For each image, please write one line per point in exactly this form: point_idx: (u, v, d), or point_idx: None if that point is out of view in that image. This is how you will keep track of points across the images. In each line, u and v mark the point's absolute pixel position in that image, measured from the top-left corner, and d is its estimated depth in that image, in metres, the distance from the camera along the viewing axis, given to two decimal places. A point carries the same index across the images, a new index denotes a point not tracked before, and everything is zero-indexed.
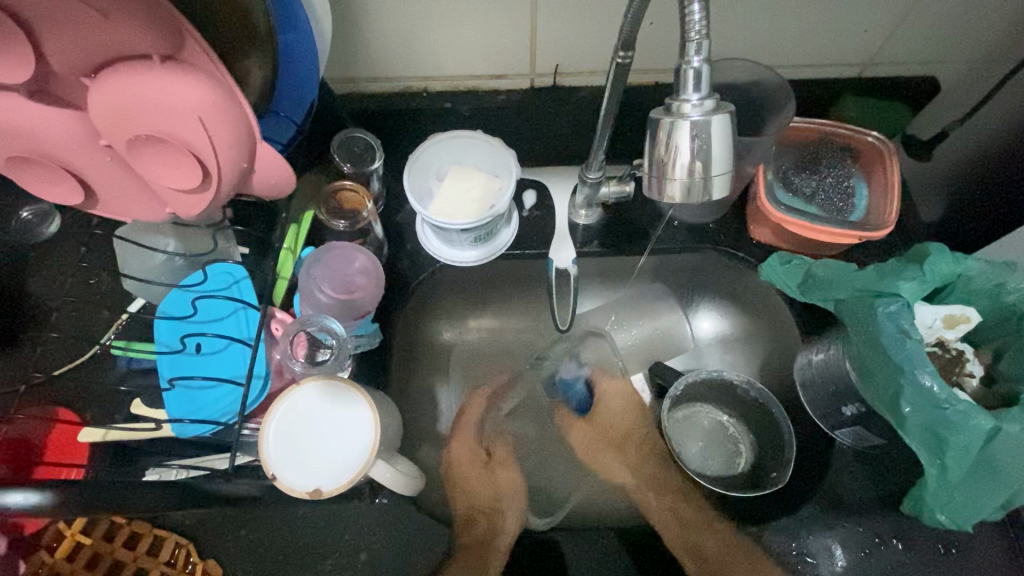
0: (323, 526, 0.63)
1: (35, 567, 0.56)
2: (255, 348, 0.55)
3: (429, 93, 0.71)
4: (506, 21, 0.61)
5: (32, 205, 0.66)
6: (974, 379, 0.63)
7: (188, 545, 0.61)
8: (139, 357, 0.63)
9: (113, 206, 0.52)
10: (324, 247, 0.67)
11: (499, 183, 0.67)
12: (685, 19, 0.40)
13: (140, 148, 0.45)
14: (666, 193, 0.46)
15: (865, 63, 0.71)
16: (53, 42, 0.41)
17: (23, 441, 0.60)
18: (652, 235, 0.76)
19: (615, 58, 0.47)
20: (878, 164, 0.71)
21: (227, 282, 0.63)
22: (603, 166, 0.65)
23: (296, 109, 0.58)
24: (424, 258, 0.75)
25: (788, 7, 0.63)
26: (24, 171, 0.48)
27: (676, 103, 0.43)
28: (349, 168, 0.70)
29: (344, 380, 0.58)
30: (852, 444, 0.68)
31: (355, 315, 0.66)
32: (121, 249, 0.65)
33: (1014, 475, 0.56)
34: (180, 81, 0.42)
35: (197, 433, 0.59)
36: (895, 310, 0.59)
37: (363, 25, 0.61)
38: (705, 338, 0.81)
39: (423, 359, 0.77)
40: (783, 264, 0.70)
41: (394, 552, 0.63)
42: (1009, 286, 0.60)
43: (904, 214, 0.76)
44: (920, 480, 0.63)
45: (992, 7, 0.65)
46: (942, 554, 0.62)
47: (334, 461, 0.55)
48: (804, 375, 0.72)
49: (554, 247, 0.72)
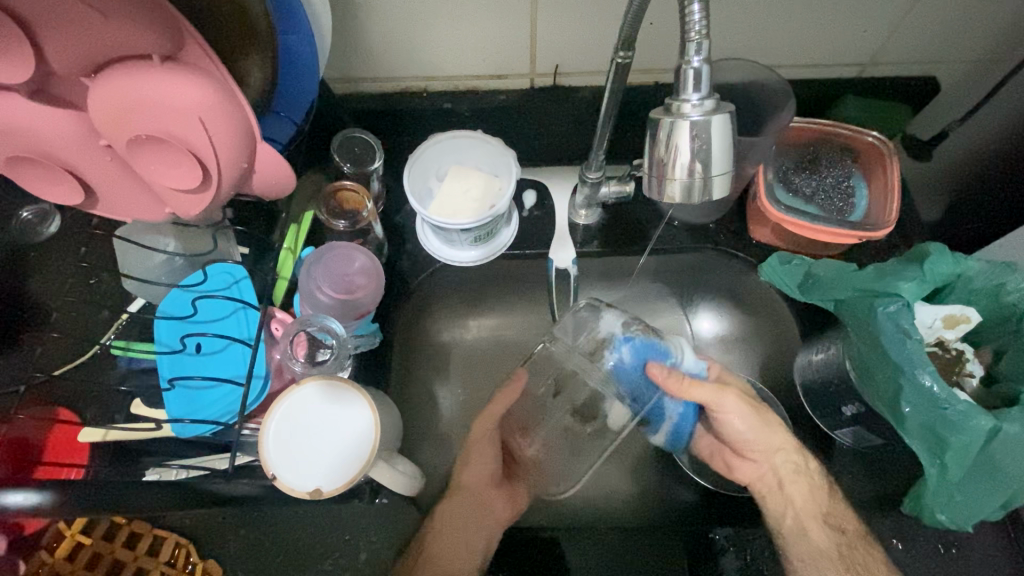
0: (322, 526, 0.63)
1: (35, 566, 0.57)
2: (255, 348, 0.55)
3: (429, 93, 0.71)
4: (506, 21, 0.61)
5: (33, 205, 0.66)
6: (974, 379, 0.63)
7: (188, 545, 0.61)
8: (138, 357, 0.64)
9: (113, 206, 0.52)
10: (324, 246, 0.66)
11: (501, 183, 0.67)
12: (685, 19, 0.40)
13: (141, 148, 0.45)
14: (666, 193, 0.46)
15: (866, 64, 0.71)
16: (53, 42, 0.41)
17: (22, 441, 0.60)
18: (653, 234, 0.76)
19: (615, 58, 0.47)
20: (878, 164, 0.71)
21: (226, 282, 0.63)
22: (603, 166, 0.65)
23: (296, 108, 0.58)
24: (424, 258, 0.74)
25: (789, 6, 0.63)
26: (23, 171, 0.48)
27: (676, 103, 0.43)
28: (349, 168, 0.70)
29: (343, 380, 0.58)
30: (852, 444, 0.69)
31: (355, 315, 0.66)
32: (121, 248, 0.65)
33: (1014, 475, 0.56)
34: (180, 81, 0.42)
35: (197, 433, 0.59)
36: (894, 310, 0.59)
37: (363, 25, 0.61)
38: (706, 337, 0.82)
39: (423, 359, 0.77)
40: (783, 264, 0.70)
41: (393, 553, 0.63)
42: (1008, 287, 0.60)
43: (904, 214, 0.76)
44: (920, 480, 0.63)
45: (993, 7, 0.64)
46: (942, 554, 0.62)
47: (334, 461, 0.55)
48: (804, 375, 0.72)
49: (554, 247, 0.73)
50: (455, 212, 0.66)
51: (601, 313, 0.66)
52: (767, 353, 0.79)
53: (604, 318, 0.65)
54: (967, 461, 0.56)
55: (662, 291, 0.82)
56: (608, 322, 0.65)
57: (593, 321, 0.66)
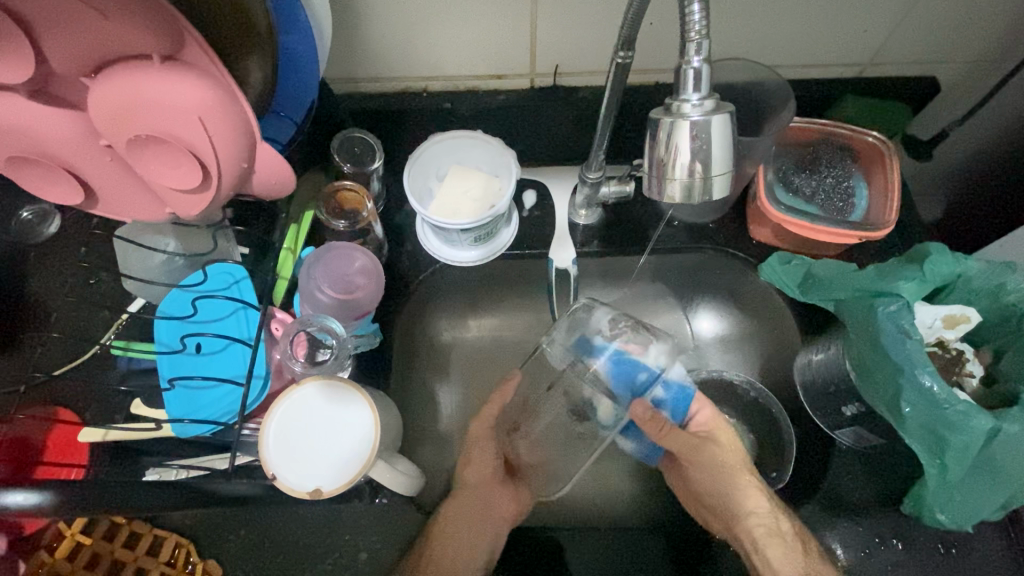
0: (322, 524, 0.63)
1: (35, 566, 0.57)
2: (255, 348, 0.55)
3: (429, 93, 0.71)
4: (506, 21, 0.61)
5: (33, 205, 0.66)
6: (974, 379, 0.63)
7: (189, 545, 0.61)
8: (139, 357, 0.63)
9: (112, 206, 0.52)
10: (324, 246, 0.66)
11: (501, 184, 0.67)
12: (685, 19, 0.40)
13: (140, 148, 0.45)
14: (666, 193, 0.46)
15: (865, 64, 0.71)
16: (53, 41, 0.41)
17: (23, 441, 0.60)
18: (653, 234, 0.76)
19: (615, 58, 0.47)
20: (878, 165, 0.71)
21: (227, 282, 0.63)
22: (603, 166, 0.65)
23: (296, 108, 0.58)
24: (424, 258, 0.74)
25: (789, 6, 0.63)
26: (24, 171, 0.48)
27: (676, 103, 0.43)
28: (349, 168, 0.70)
29: (343, 379, 0.58)
30: (852, 444, 0.68)
31: (355, 315, 0.66)
32: (121, 249, 0.65)
33: (1014, 475, 0.56)
34: (180, 81, 0.42)
35: (197, 433, 0.59)
36: (895, 310, 0.59)
37: (363, 25, 0.61)
38: (706, 338, 0.83)
39: (423, 358, 0.77)
40: (783, 264, 0.70)
41: (393, 553, 0.63)
42: (1008, 286, 0.61)
43: (904, 214, 0.76)
44: (920, 479, 0.63)
45: (993, 7, 0.64)
46: (942, 554, 0.62)
47: (334, 461, 0.55)
48: (805, 375, 0.72)
49: (554, 247, 0.73)
50: (456, 212, 0.66)
51: (594, 313, 0.68)
52: (767, 353, 0.79)
53: (596, 317, 0.68)
54: (967, 461, 0.56)
55: (661, 292, 0.83)
56: (597, 321, 0.68)
57: (585, 322, 0.68)
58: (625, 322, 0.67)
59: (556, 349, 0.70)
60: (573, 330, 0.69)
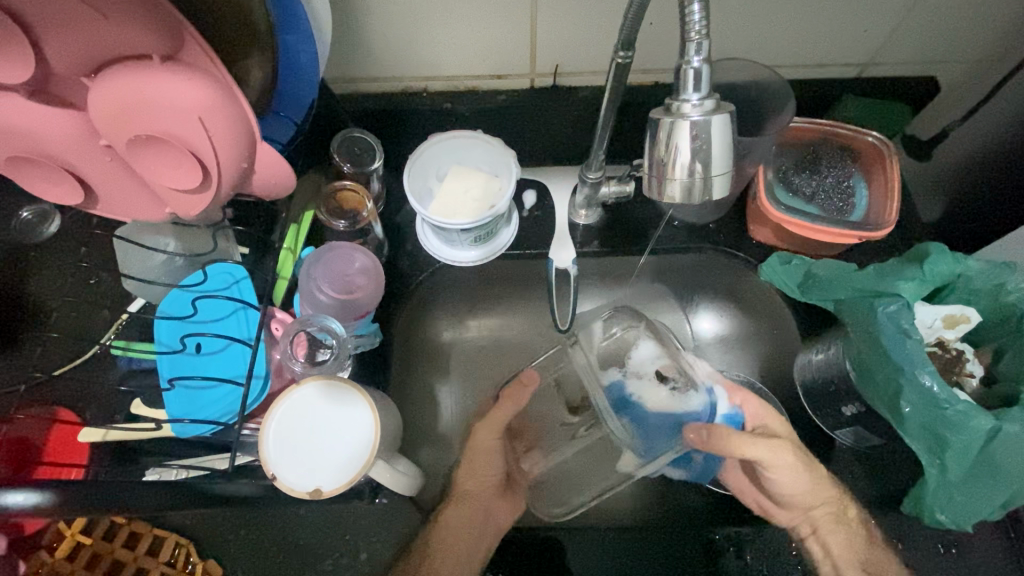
0: (321, 523, 0.63)
1: (35, 566, 0.57)
2: (255, 348, 0.55)
3: (429, 93, 0.71)
4: (506, 21, 0.61)
5: (33, 205, 0.66)
6: (974, 380, 0.63)
7: (188, 545, 0.61)
8: (138, 358, 0.64)
9: (112, 206, 0.52)
10: (324, 246, 0.66)
11: (501, 184, 0.67)
12: (685, 19, 0.40)
13: (140, 148, 0.45)
14: (666, 193, 0.46)
15: (865, 64, 0.71)
16: (52, 42, 0.41)
17: (23, 441, 0.60)
18: (653, 234, 0.76)
19: (615, 58, 0.47)
20: (878, 165, 0.71)
21: (227, 282, 0.63)
22: (603, 166, 0.65)
23: (295, 108, 0.58)
24: (424, 258, 0.74)
25: (789, 6, 0.63)
26: (23, 171, 0.48)
27: (676, 103, 0.43)
28: (349, 169, 0.70)
29: (343, 379, 0.58)
30: (852, 444, 0.69)
31: (355, 315, 0.66)
32: (121, 249, 0.65)
33: (1014, 475, 0.56)
34: (180, 81, 0.42)
35: (197, 433, 0.59)
36: (895, 310, 0.59)
37: (363, 25, 0.61)
38: (706, 337, 0.82)
39: (423, 358, 0.78)
40: (783, 264, 0.70)
41: (393, 552, 0.63)
42: (1008, 286, 0.61)
43: (904, 214, 0.76)
44: (919, 479, 0.63)
45: (992, 7, 0.64)
46: (942, 554, 0.62)
47: (334, 461, 0.55)
48: (805, 375, 0.72)
49: (554, 247, 0.73)
50: (456, 212, 0.66)
51: (640, 343, 0.67)
52: (767, 353, 0.79)
53: (640, 347, 0.67)
54: (967, 461, 0.56)
55: (662, 292, 0.82)
56: (641, 347, 0.67)
57: (628, 348, 0.67)
58: (669, 358, 0.66)
59: (578, 354, 0.69)
60: (611, 342, 0.68)
